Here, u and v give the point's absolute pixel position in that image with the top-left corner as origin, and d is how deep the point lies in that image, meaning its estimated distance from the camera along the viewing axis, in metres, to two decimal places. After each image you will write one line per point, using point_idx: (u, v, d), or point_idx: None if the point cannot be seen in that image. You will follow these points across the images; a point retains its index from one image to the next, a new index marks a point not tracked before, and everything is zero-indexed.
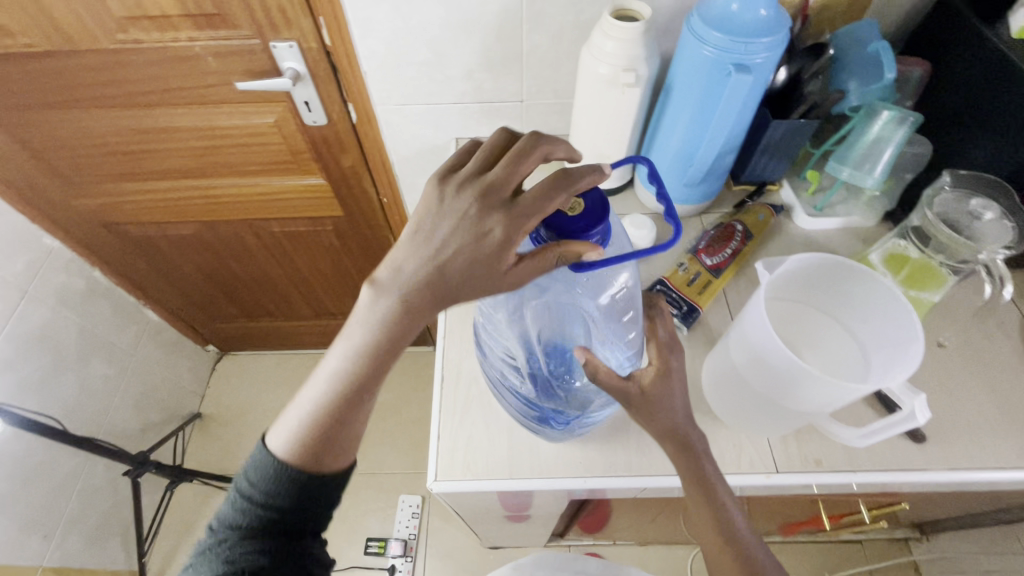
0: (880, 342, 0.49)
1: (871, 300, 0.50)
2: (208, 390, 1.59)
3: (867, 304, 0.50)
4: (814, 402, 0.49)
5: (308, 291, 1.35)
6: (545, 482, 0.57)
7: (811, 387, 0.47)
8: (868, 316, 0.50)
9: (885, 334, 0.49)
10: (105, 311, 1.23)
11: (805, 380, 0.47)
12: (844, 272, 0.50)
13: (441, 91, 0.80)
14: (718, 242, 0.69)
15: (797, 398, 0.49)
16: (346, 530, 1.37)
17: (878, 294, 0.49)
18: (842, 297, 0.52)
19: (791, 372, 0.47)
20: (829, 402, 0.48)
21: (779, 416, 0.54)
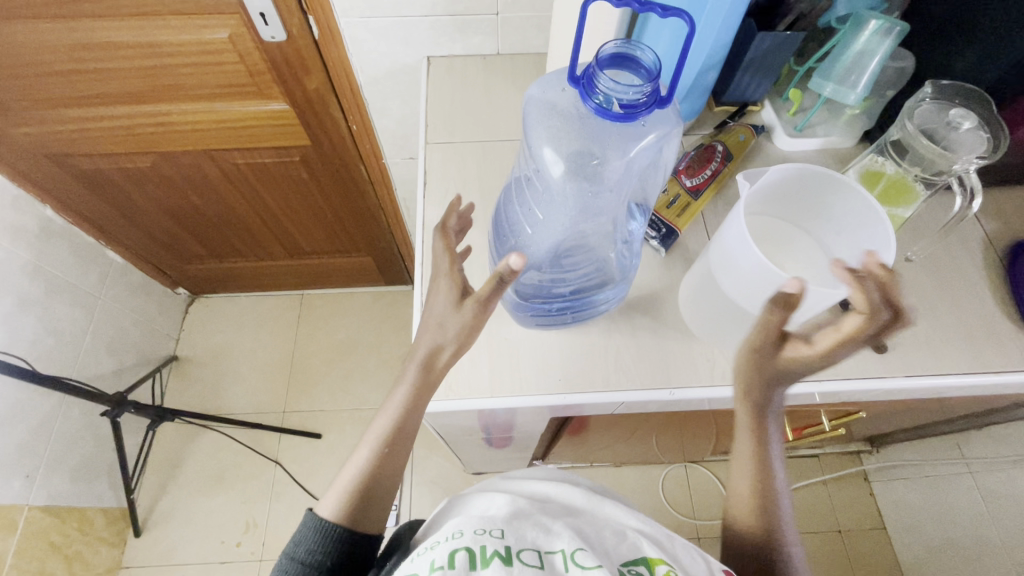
0: (852, 252, 0.51)
1: (847, 211, 0.51)
2: (183, 333, 1.57)
3: (842, 216, 0.51)
4: (788, 311, 0.51)
5: (280, 229, 1.31)
6: (526, 398, 0.59)
7: (787, 297, 0.48)
8: (843, 228, 0.51)
9: (857, 245, 0.50)
10: (63, 252, 1.17)
11: (783, 290, 0.48)
12: (821, 183, 0.50)
13: (410, 2, 0.74)
14: (697, 163, 0.68)
15: (772, 308, 0.51)
16: (334, 461, 1.41)
17: (854, 204, 0.50)
18: (818, 209, 0.52)
19: (769, 284, 0.48)
20: (803, 310, 0.50)
21: (752, 327, 0.56)
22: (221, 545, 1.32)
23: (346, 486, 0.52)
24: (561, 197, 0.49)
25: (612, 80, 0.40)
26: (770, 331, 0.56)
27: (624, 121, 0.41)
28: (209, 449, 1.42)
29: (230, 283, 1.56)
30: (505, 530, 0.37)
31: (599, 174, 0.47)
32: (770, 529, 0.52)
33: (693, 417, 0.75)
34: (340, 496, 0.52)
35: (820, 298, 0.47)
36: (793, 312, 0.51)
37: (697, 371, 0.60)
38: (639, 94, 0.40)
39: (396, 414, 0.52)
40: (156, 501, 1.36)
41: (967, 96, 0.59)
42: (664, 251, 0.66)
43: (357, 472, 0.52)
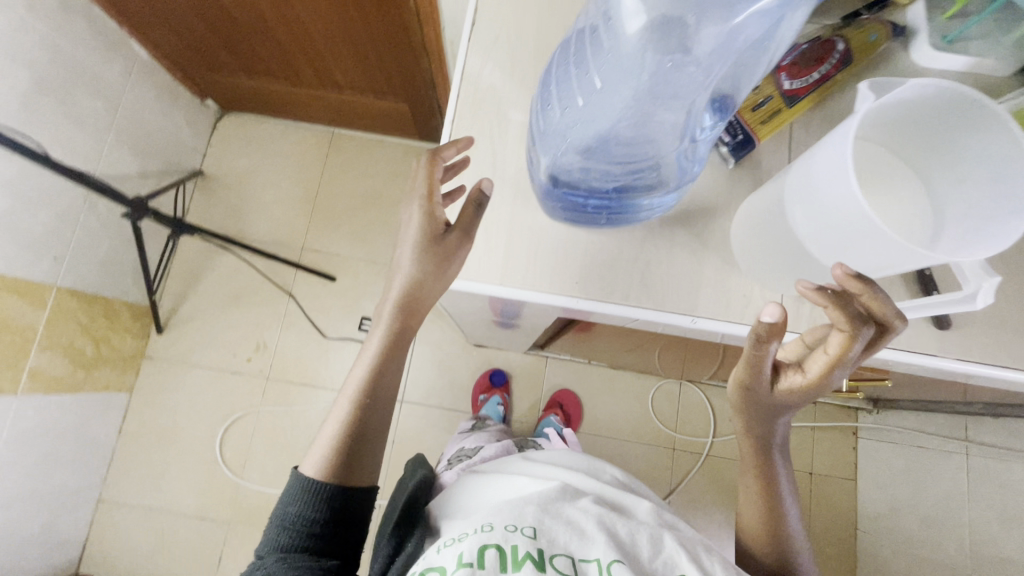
0: (964, 209, 0.41)
1: (978, 155, 0.40)
2: (209, 149, 1.54)
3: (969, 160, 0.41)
4: (862, 263, 0.42)
5: (313, 53, 1.19)
6: (536, 295, 0.54)
7: (872, 246, 0.40)
8: (964, 176, 0.41)
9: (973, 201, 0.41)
10: (85, 34, 1.09)
11: (870, 237, 0.39)
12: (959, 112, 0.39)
13: None
14: (807, 61, 0.55)
15: (845, 256, 0.43)
16: (344, 306, 1.45)
17: (991, 149, 0.40)
18: (941, 146, 0.42)
19: (856, 226, 0.39)
20: (881, 265, 0.42)
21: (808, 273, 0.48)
22: (234, 356, 1.42)
23: (326, 444, 0.54)
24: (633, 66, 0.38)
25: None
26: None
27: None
28: (228, 268, 1.46)
29: (259, 104, 1.48)
30: (535, 531, 0.47)
31: (690, 42, 0.36)
32: (780, 547, 0.58)
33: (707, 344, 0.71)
34: (324, 449, 0.54)
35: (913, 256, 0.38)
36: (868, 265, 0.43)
37: (727, 305, 0.54)
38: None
39: (373, 361, 0.57)
40: (177, 305, 1.44)
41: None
42: (733, 162, 0.56)
43: (340, 422, 0.55)
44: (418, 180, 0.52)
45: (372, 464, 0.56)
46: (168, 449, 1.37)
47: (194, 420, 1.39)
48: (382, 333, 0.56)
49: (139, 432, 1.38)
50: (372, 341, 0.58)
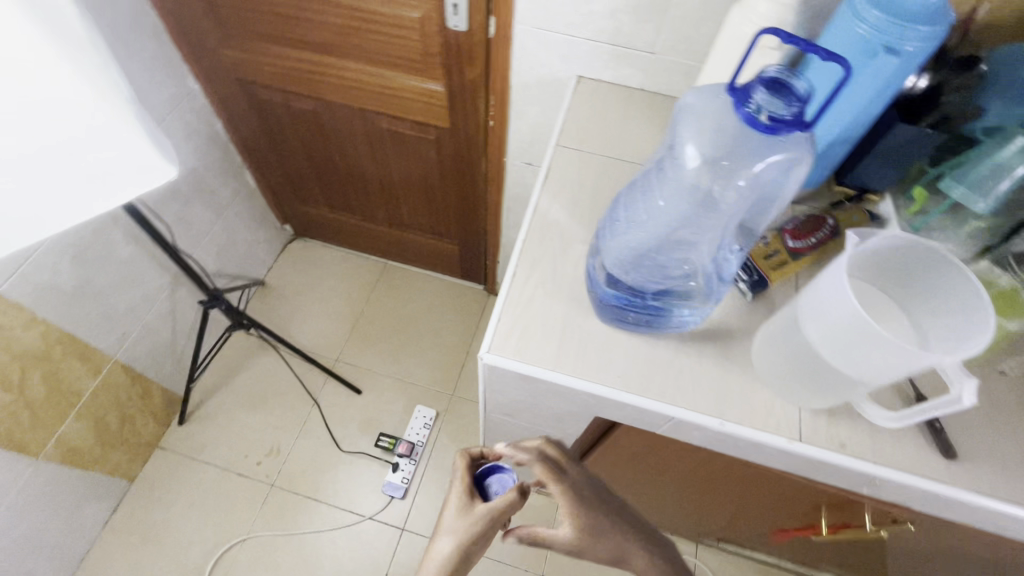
0: (945, 332, 0.51)
1: (952, 291, 0.50)
2: (275, 265, 1.75)
3: (949, 298, 0.51)
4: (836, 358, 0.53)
5: (391, 195, 1.44)
6: (585, 382, 0.62)
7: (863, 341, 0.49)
8: (940, 310, 0.52)
9: (955, 326, 0.50)
10: (216, 162, 1.36)
11: (839, 333, 0.51)
12: (941, 268, 0.51)
13: (581, 24, 0.84)
14: (805, 229, 0.71)
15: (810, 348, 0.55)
16: (365, 420, 1.48)
17: (958, 291, 0.50)
18: (931, 283, 0.52)
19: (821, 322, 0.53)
20: (866, 369, 0.52)
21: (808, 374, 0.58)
22: (244, 458, 1.41)
23: None
24: (690, 187, 0.58)
25: (767, 94, 0.39)
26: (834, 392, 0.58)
27: (766, 135, 0.39)
28: (265, 369, 1.54)
29: (329, 232, 1.72)
30: None
31: (692, 297, 0.61)
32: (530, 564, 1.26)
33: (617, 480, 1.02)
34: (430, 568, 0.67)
35: (885, 347, 0.48)
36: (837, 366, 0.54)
37: (753, 413, 0.61)
38: (791, 117, 0.38)
39: None
40: (204, 399, 1.49)
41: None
42: (751, 296, 0.68)
43: None
44: (456, 479, 0.75)
45: None
46: (151, 548, 1.29)
47: (184, 521, 1.32)
48: None
49: (125, 529, 1.30)
50: None
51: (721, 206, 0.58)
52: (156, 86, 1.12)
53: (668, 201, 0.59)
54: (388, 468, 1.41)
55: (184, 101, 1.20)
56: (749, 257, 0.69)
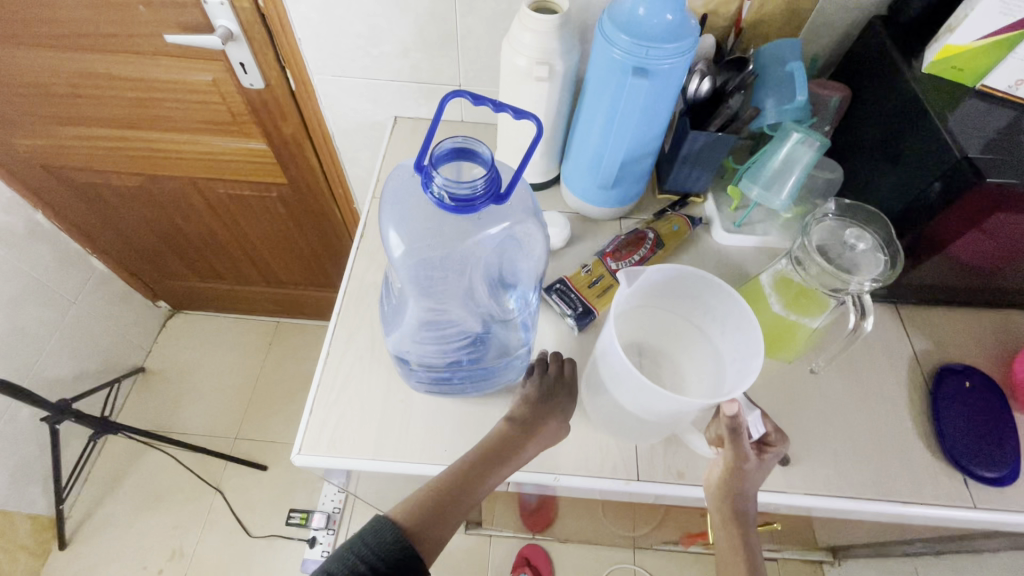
0: (736, 358, 0.50)
1: (728, 312, 0.51)
2: (155, 346, 1.61)
3: (731, 316, 0.51)
4: (631, 407, 0.52)
5: (256, 255, 1.35)
6: (408, 464, 0.57)
7: (635, 391, 0.49)
8: (728, 331, 0.52)
9: (746, 348, 0.49)
10: (46, 256, 1.22)
11: (620, 383, 0.50)
12: (712, 291, 0.51)
13: (377, 66, 0.79)
14: (626, 247, 0.70)
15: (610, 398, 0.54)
16: (274, 498, 1.38)
17: (733, 309, 0.50)
18: (715, 307, 0.52)
19: (606, 372, 0.52)
20: (658, 414, 0.50)
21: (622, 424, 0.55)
22: (143, 571, 1.28)
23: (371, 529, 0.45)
24: (410, 279, 0.48)
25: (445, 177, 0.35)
26: (655, 438, 0.55)
27: (461, 212, 0.35)
28: (156, 465, 1.41)
29: (207, 302, 1.60)
30: None
31: (511, 348, 0.56)
32: None
33: None
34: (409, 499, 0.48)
35: (650, 395, 0.47)
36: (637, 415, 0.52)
37: (588, 460, 0.57)
38: (473, 194, 0.34)
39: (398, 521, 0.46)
40: (88, 515, 1.34)
41: (868, 216, 0.60)
42: (579, 329, 0.65)
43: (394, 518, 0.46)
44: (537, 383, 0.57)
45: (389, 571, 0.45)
46: None
47: None
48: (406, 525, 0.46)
49: None
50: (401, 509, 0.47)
51: (458, 287, 0.49)
52: None
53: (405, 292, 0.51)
54: (305, 545, 1.31)
55: None
56: (571, 290, 0.67)
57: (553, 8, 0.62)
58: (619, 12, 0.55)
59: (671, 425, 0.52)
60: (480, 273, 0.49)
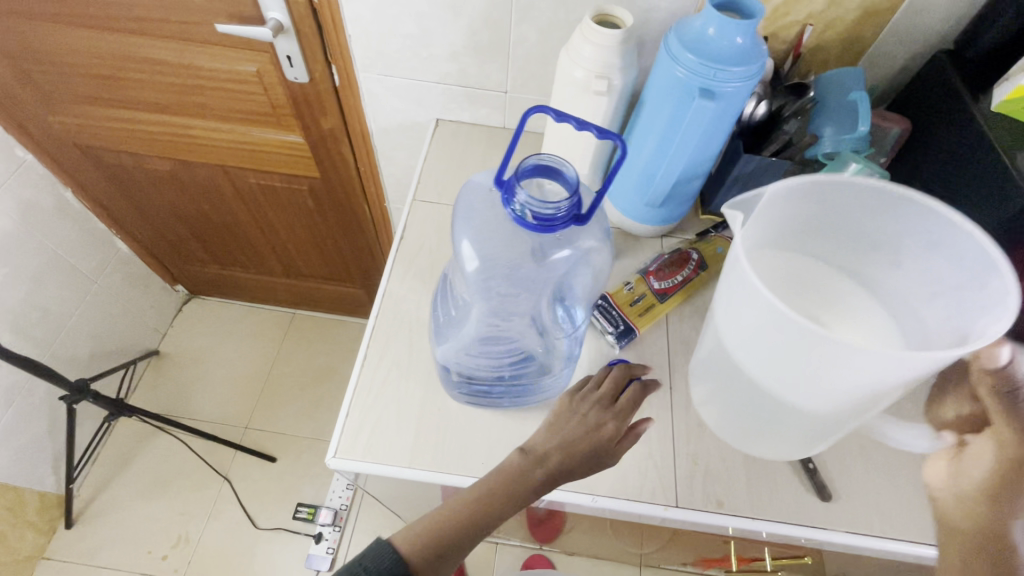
0: (930, 289, 0.50)
1: (902, 228, 0.51)
2: (170, 330, 1.61)
3: (921, 230, 0.49)
4: (832, 390, 0.45)
5: (280, 246, 1.35)
6: (444, 476, 0.56)
7: (830, 354, 0.42)
8: (903, 258, 0.51)
9: (965, 258, 0.47)
10: (72, 235, 1.22)
11: (819, 366, 0.43)
12: (901, 208, 0.49)
13: (425, 68, 0.78)
14: (669, 266, 0.69)
15: (790, 388, 0.47)
16: (282, 491, 1.37)
17: (930, 221, 0.48)
18: (888, 229, 0.51)
19: (789, 358, 0.45)
20: (871, 388, 0.44)
21: (793, 412, 0.50)
22: (147, 555, 1.27)
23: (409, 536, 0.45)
24: (481, 291, 0.53)
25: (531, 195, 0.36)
26: (829, 424, 0.51)
27: (536, 225, 0.37)
28: (165, 450, 1.41)
29: (225, 290, 1.60)
30: None
31: (551, 365, 0.59)
32: None
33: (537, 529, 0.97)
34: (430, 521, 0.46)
35: (888, 362, 0.40)
36: (834, 398, 0.46)
37: (627, 483, 0.57)
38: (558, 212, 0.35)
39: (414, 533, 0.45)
40: (96, 495, 1.34)
41: None
42: (619, 347, 0.64)
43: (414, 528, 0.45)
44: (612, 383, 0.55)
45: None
46: None
47: None
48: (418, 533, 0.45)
49: None
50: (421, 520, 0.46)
51: (519, 300, 0.53)
52: None
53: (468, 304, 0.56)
54: (311, 541, 1.31)
55: (13, 176, 1.06)
56: (613, 306, 0.66)
57: (615, 23, 0.61)
58: (686, 30, 0.54)
59: (873, 402, 0.47)
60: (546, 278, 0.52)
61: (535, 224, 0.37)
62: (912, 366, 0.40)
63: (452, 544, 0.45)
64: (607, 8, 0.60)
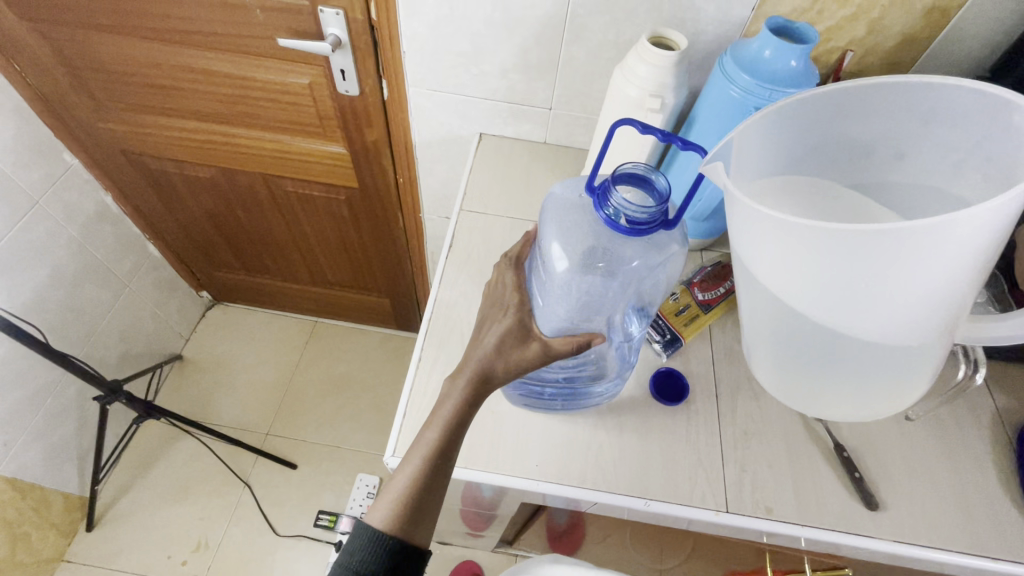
0: (914, 116, 0.52)
1: (881, 112, 0.53)
2: (193, 335, 1.62)
3: (910, 112, 0.52)
4: (917, 292, 0.43)
5: (309, 254, 1.37)
6: (499, 477, 0.58)
7: (848, 257, 0.42)
8: (887, 122, 0.53)
9: (959, 109, 0.49)
10: (109, 238, 1.25)
11: (898, 268, 0.41)
12: (880, 98, 0.52)
13: (474, 84, 0.81)
14: (712, 278, 0.71)
15: (871, 313, 0.45)
16: (301, 498, 1.37)
17: (914, 100, 0.51)
18: (883, 130, 0.54)
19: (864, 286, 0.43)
20: (947, 273, 0.42)
21: (883, 338, 0.47)
22: (167, 560, 1.27)
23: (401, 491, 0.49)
24: (566, 291, 0.50)
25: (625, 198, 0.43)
26: (925, 344, 0.48)
27: (629, 231, 0.43)
28: (187, 454, 1.41)
29: (250, 296, 1.62)
30: None
31: (604, 372, 0.61)
32: None
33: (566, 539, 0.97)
34: (394, 498, 0.48)
35: (953, 233, 0.39)
36: (925, 300, 0.44)
37: (678, 488, 0.58)
38: (648, 217, 0.43)
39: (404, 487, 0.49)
40: (117, 497, 1.34)
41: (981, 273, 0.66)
42: (666, 356, 0.66)
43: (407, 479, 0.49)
44: None
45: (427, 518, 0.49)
46: None
47: None
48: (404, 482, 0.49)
49: None
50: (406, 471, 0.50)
51: (601, 307, 0.52)
52: (21, 168, 1.01)
53: (549, 304, 0.52)
54: (330, 549, 1.30)
55: (60, 180, 1.09)
56: (660, 316, 0.68)
57: (669, 45, 0.64)
58: (742, 53, 0.58)
59: (961, 293, 0.45)
60: (631, 289, 0.52)
61: (630, 229, 0.43)
62: (975, 227, 0.39)
63: (425, 508, 0.48)
64: (662, 31, 0.64)
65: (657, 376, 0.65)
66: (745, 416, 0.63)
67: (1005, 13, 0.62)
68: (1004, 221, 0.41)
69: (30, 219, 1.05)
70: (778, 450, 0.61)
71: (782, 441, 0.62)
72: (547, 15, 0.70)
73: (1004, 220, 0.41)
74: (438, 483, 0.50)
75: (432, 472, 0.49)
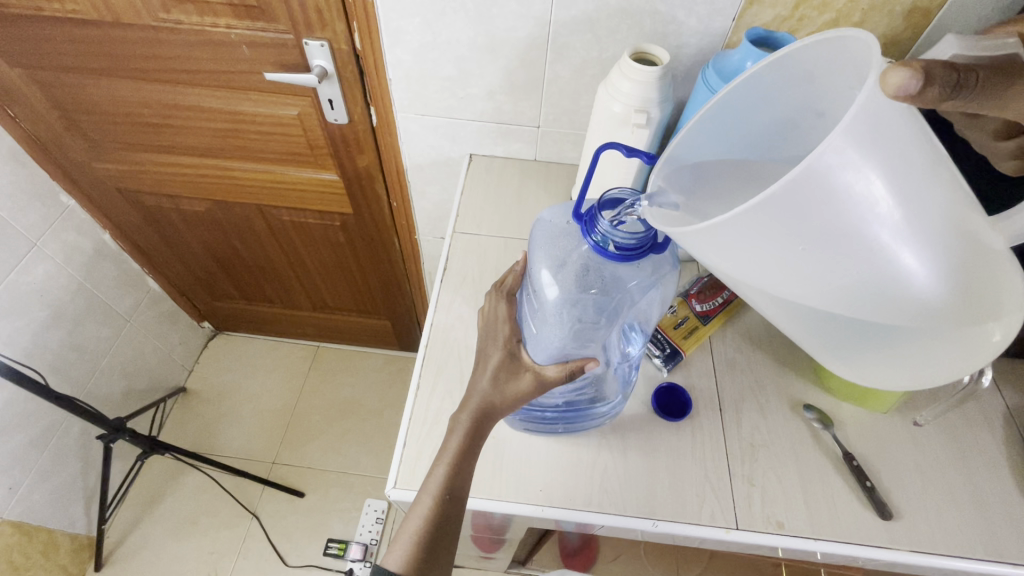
0: (806, 77, 0.49)
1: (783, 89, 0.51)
2: (196, 366, 1.62)
3: (793, 80, 0.50)
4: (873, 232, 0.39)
5: (307, 279, 1.37)
6: (505, 506, 0.56)
7: (778, 229, 0.40)
8: (791, 92, 0.51)
9: (820, 61, 0.46)
10: (108, 275, 1.25)
11: (826, 224, 0.39)
12: (764, 83, 0.51)
13: (462, 107, 0.82)
14: (710, 289, 0.71)
15: (861, 267, 0.40)
16: (311, 527, 1.36)
17: (785, 69, 0.49)
18: (789, 103, 0.52)
19: (826, 246, 0.40)
20: (881, 196, 0.39)
21: (905, 287, 0.41)
22: None
23: (413, 533, 0.48)
24: (559, 319, 0.50)
25: (613, 224, 0.44)
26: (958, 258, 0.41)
27: (618, 260, 0.44)
28: (193, 488, 1.40)
29: (252, 325, 1.62)
30: None
31: (604, 393, 0.62)
32: None
33: (579, 558, 0.96)
34: (407, 544, 0.48)
35: (829, 167, 0.38)
36: (892, 234, 0.39)
37: (685, 506, 0.57)
38: (638, 242, 0.44)
39: (420, 525, 0.48)
40: (125, 535, 1.33)
41: None
42: (667, 370, 0.65)
43: (423, 518, 0.48)
44: None
45: (446, 551, 0.49)
46: None
47: None
48: (421, 521, 0.48)
49: None
50: (422, 504, 0.49)
51: (597, 330, 0.52)
52: (19, 212, 1.02)
53: (542, 330, 0.52)
54: None
55: (58, 221, 1.10)
56: (658, 330, 0.67)
57: (652, 60, 0.65)
58: (725, 65, 0.58)
59: (927, 203, 0.40)
60: (625, 306, 0.51)
61: (619, 258, 0.44)
62: (846, 165, 0.38)
63: (441, 546, 0.48)
64: (645, 47, 0.64)
65: (658, 393, 0.64)
66: (751, 427, 0.62)
67: (987, 11, 0.62)
68: (888, 138, 0.39)
69: (30, 261, 1.05)
70: (786, 462, 0.60)
71: (790, 452, 0.61)
72: (529, 35, 0.71)
73: (888, 136, 0.39)
74: (452, 519, 0.49)
75: (445, 507, 0.49)
